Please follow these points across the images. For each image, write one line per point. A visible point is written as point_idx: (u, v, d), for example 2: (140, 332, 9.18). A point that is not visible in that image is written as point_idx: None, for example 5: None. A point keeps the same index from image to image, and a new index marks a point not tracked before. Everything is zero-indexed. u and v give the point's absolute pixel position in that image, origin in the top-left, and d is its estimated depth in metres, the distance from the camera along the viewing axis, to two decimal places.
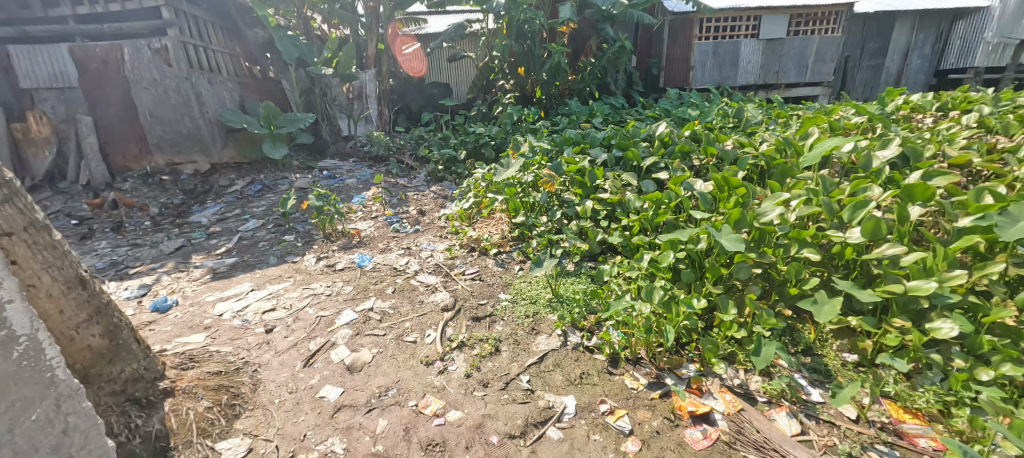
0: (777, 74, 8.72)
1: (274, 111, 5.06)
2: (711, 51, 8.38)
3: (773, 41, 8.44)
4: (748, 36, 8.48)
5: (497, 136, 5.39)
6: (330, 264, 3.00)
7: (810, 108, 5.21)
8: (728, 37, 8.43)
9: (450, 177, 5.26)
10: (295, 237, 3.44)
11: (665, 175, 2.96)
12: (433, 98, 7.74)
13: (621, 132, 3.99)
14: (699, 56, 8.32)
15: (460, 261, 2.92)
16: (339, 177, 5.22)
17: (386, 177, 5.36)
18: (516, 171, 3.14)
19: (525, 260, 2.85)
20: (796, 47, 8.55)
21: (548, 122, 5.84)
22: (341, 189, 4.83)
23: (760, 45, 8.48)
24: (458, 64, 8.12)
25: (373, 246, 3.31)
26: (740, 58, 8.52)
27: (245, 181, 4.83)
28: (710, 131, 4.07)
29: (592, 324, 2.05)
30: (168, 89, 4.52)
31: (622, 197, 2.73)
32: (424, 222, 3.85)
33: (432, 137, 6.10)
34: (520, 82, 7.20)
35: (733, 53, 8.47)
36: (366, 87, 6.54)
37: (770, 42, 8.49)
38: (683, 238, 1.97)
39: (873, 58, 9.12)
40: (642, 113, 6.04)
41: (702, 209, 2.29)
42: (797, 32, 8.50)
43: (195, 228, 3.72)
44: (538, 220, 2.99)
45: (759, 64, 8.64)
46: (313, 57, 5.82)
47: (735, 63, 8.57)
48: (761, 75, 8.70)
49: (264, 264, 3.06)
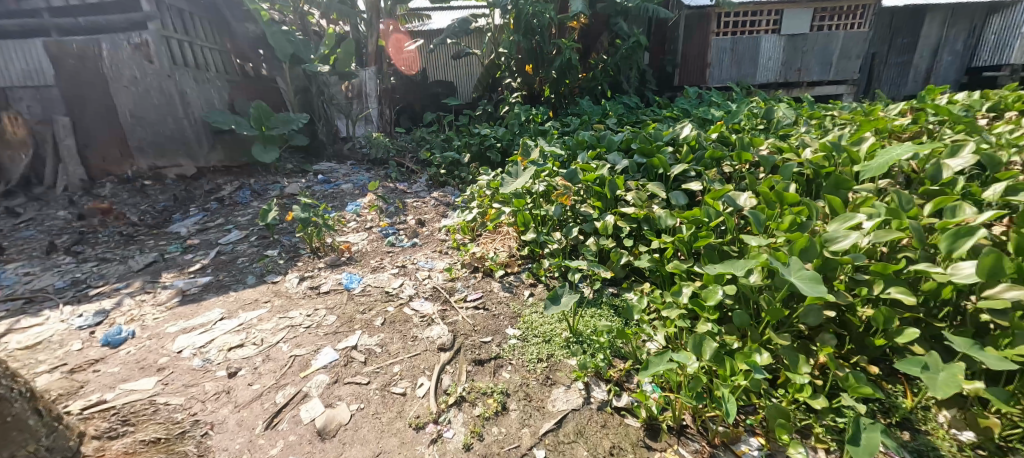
0: (799, 73, 8.29)
1: (266, 111, 4.72)
2: (729, 47, 7.98)
3: (795, 37, 8.00)
4: (768, 32, 8.05)
5: (503, 137, 5.03)
6: (314, 286, 2.64)
7: (843, 108, 4.80)
8: (748, 33, 8.02)
9: (453, 182, 4.91)
10: (279, 252, 3.08)
11: (698, 186, 2.57)
12: (437, 98, 7.38)
13: (641, 134, 3.61)
14: (717, 52, 7.92)
15: (462, 284, 2.55)
16: (335, 182, 4.89)
17: (385, 182, 5.02)
18: (526, 180, 2.72)
19: (536, 283, 2.50)
20: (819, 43, 8.10)
21: (558, 123, 5.46)
22: (336, 195, 4.49)
23: (781, 41, 8.04)
24: (463, 61, 7.73)
25: (365, 263, 2.95)
26: (761, 55, 8.08)
27: (234, 185, 4.51)
28: (740, 134, 3.68)
29: (620, 374, 1.70)
30: (150, 87, 4.15)
31: (649, 213, 2.36)
32: (423, 234, 3.49)
33: (434, 139, 5.73)
34: (528, 80, 6.82)
35: (752, 50, 8.05)
36: (366, 85, 6.26)
37: (792, 38, 8.06)
38: (740, 272, 1.59)
39: (900, 55, 8.68)
40: (659, 113, 5.66)
41: (754, 232, 1.92)
42: (821, 27, 8.06)
43: (171, 241, 3.39)
44: (551, 238, 2.62)
45: (780, 61, 8.20)
46: (308, 53, 5.45)
47: (755, 60, 8.15)
48: (782, 73, 8.26)
49: (240, 285, 2.71)
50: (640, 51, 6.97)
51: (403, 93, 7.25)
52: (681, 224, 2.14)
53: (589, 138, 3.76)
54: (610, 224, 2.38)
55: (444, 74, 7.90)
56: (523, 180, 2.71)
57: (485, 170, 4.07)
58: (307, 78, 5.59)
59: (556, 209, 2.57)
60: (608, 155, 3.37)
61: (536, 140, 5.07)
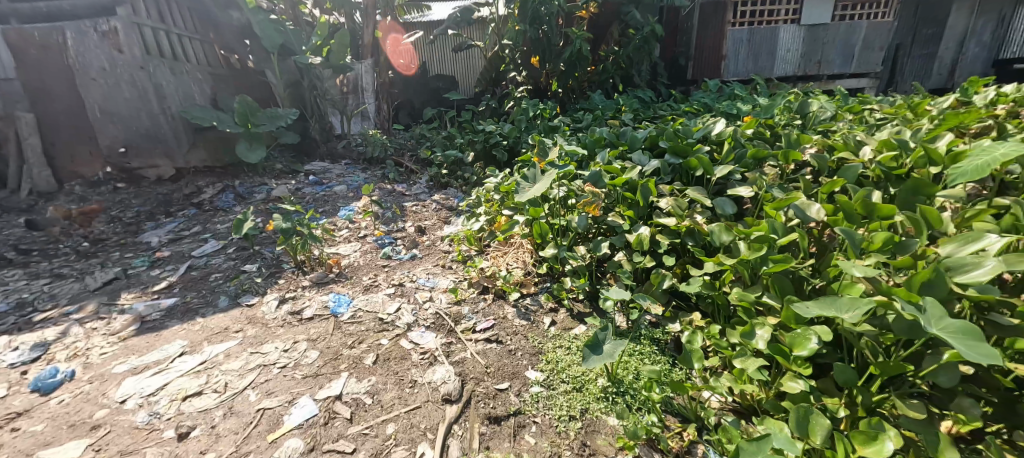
0: (818, 65, 7.92)
1: (252, 106, 4.31)
2: (745, 39, 7.59)
3: (816, 27, 7.61)
4: (787, 22, 7.64)
5: (510, 135, 4.67)
6: (294, 311, 2.24)
7: (882, 101, 4.41)
8: (765, 23, 7.61)
9: (455, 183, 4.54)
10: (258, 267, 2.69)
11: (748, 192, 2.18)
12: (438, 93, 6.97)
13: (669, 131, 3.21)
14: (733, 44, 7.52)
15: (470, 311, 2.16)
16: (327, 183, 4.51)
17: (382, 183, 4.61)
18: (546, 184, 2.17)
19: (558, 308, 2.12)
20: (840, 34, 7.74)
21: (569, 118, 5.05)
22: (328, 198, 4.11)
23: (800, 31, 7.65)
24: (465, 54, 7.30)
25: (356, 280, 2.55)
26: (779, 46, 7.70)
27: (216, 187, 4.13)
28: (778, 131, 3.30)
29: (682, 445, 1.37)
30: (121, 80, 3.76)
31: (693, 225, 1.99)
32: (423, 244, 3.09)
33: (434, 136, 5.32)
34: (533, 73, 6.40)
35: (770, 41, 7.66)
36: (361, 79, 6.02)
37: (813, 29, 7.67)
38: (850, 317, 1.19)
39: (924, 47, 8.28)
40: (676, 108, 5.27)
41: (848, 254, 1.52)
42: (843, 17, 7.68)
43: (139, 253, 2.99)
44: (573, 254, 2.23)
45: (800, 53, 7.82)
46: (298, 44, 5.03)
47: (772, 52, 7.76)
48: (802, 65, 7.89)
49: (209, 309, 2.31)
50: (653, 42, 6.55)
51: (402, 88, 6.84)
52: (740, 242, 1.76)
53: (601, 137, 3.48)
54: (647, 240, 2.01)
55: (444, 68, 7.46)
56: (546, 184, 2.16)
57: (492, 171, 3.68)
58: (298, 71, 5.19)
59: (580, 219, 2.18)
60: (633, 155, 2.99)
61: (547, 137, 4.66)
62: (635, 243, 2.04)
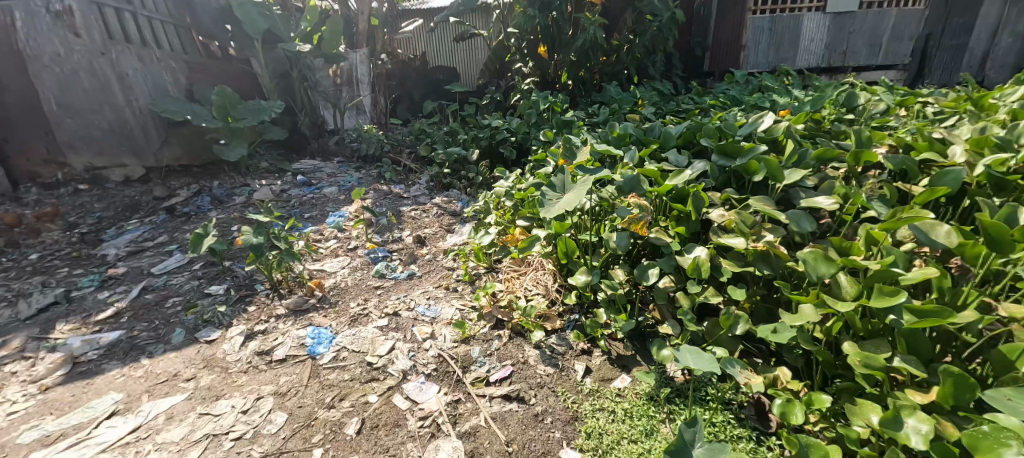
0: (844, 55, 7.50)
1: (231, 98, 3.85)
2: (767, 27, 7.09)
3: (843, 15, 7.16)
4: (811, 10, 7.17)
5: (518, 130, 4.23)
6: (263, 350, 1.81)
7: (932, 94, 3.98)
8: (788, 12, 7.14)
9: (459, 184, 4.10)
10: (225, 290, 2.25)
11: (830, 203, 1.77)
12: (438, 85, 6.49)
13: (708, 127, 2.77)
14: (753, 33, 7.04)
15: (481, 354, 1.73)
16: (317, 184, 4.07)
17: (377, 184, 4.17)
18: (582, 196, 1.65)
19: (591, 350, 1.71)
20: (867, 23, 7.34)
21: (583, 112, 4.59)
22: (317, 201, 3.67)
23: (826, 20, 7.19)
24: (467, 43, 6.80)
25: (341, 306, 2.11)
26: (802, 36, 7.23)
27: (192, 189, 3.69)
28: (830, 130, 2.89)
29: None
30: (79, 68, 3.28)
31: (768, 248, 1.59)
32: (423, 258, 2.65)
33: (434, 130, 4.86)
34: (541, 64, 5.95)
35: (792, 31, 7.20)
36: (356, 70, 5.55)
37: (838, 17, 7.21)
38: None
39: (954, 37, 7.80)
40: (699, 101, 4.83)
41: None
42: (870, 5, 7.29)
43: (90, 269, 2.55)
44: (609, 280, 1.82)
45: (824, 43, 7.37)
46: (287, 31, 4.62)
47: (795, 42, 7.29)
48: (827, 56, 7.45)
49: (159, 346, 1.87)
50: (671, 30, 6.07)
51: (400, 80, 6.36)
52: (843, 277, 1.35)
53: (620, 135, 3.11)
54: (710, 267, 1.61)
55: (445, 58, 6.95)
56: (583, 196, 1.63)
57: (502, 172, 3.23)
58: (287, 61, 4.75)
59: (621, 235, 1.76)
60: (668, 156, 2.57)
61: (560, 133, 4.21)
62: (690, 269, 1.64)
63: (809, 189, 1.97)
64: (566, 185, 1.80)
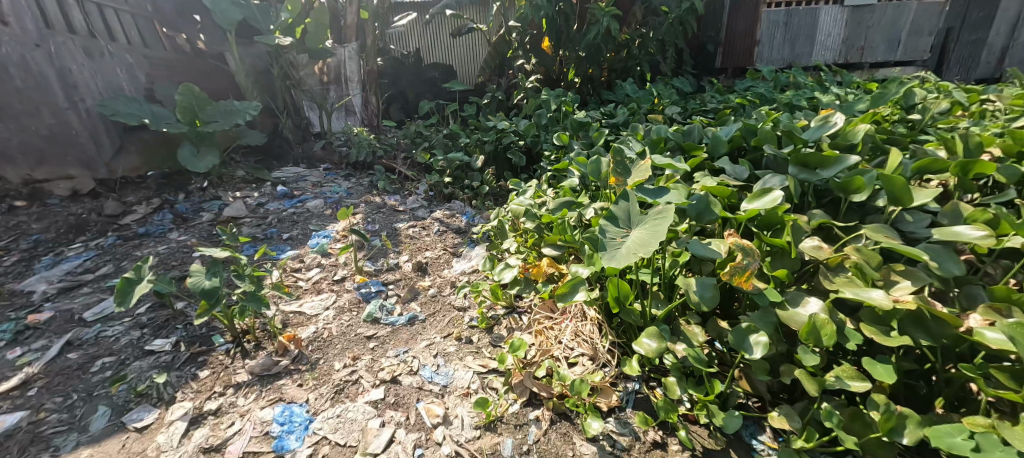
0: (862, 51, 7.11)
1: (197, 98, 3.32)
2: (782, 21, 6.72)
3: (861, 9, 6.79)
4: (829, 3, 6.79)
5: (527, 133, 3.78)
6: (212, 446, 1.33)
7: (990, 91, 3.57)
8: (804, 5, 6.76)
9: (461, 194, 3.62)
10: (174, 345, 1.74)
11: (981, 237, 1.36)
12: (435, 84, 5.97)
13: (765, 131, 2.33)
14: (768, 28, 6.67)
15: (514, 452, 1.27)
16: (300, 195, 3.56)
17: (369, 195, 3.68)
18: (662, 234, 1.15)
19: (666, 443, 1.27)
20: (886, 17, 6.96)
21: (598, 112, 4.12)
22: (300, 216, 3.17)
23: (843, 14, 6.81)
24: (465, 38, 6.27)
25: (324, 368, 1.63)
26: (819, 30, 6.84)
27: (151, 204, 3.15)
28: (903, 134, 2.47)
29: None
30: (8, 62, 2.72)
31: (925, 308, 1.15)
32: (426, 292, 2.16)
33: (432, 133, 4.36)
34: (546, 60, 5.48)
35: (809, 25, 6.81)
36: (343, 67, 5.04)
37: (857, 11, 6.84)
38: None
39: (974, 31, 7.42)
40: (724, 100, 4.40)
41: None
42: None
43: (5, 314, 2.02)
44: (683, 339, 1.39)
45: (841, 38, 6.99)
46: (267, 23, 4.18)
47: (811, 36, 6.90)
48: (844, 52, 7.07)
49: (72, 438, 1.37)
50: (686, 24, 5.62)
51: (393, 78, 5.83)
52: None
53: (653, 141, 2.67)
54: (836, 333, 1.18)
55: (441, 54, 6.36)
56: (665, 235, 1.14)
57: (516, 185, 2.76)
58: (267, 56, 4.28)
59: (707, 279, 1.29)
60: (722, 166, 2.17)
61: (575, 136, 3.74)
62: (805, 333, 1.22)
63: (925, 215, 1.56)
64: (631, 213, 1.31)
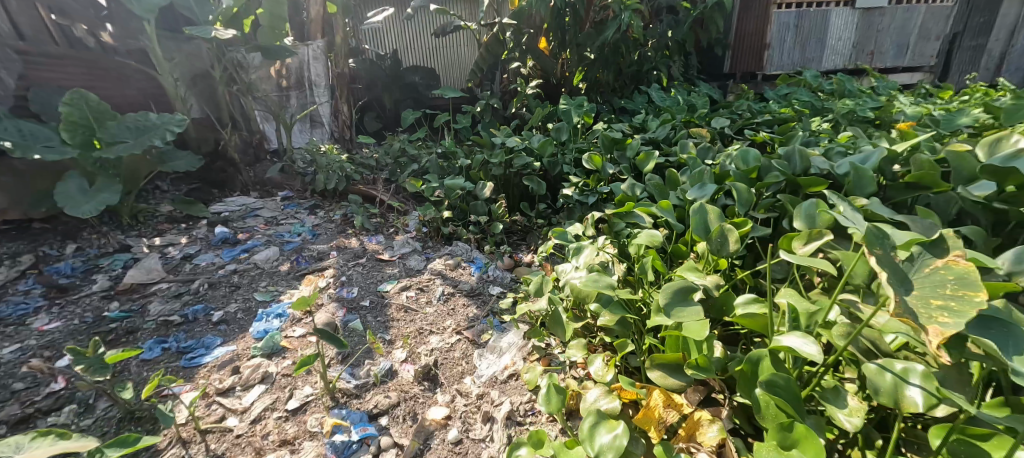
0: (871, 56, 6.05)
1: (101, 111, 2.44)
2: (792, 24, 5.62)
3: (873, 12, 5.72)
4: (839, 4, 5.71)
5: (543, 153, 2.99)
6: None
7: None
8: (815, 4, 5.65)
9: (465, 234, 2.78)
10: None
11: None
12: (416, 89, 5.06)
13: (929, 163, 1.63)
14: (779, 30, 5.57)
15: None
16: (249, 239, 2.66)
17: (343, 236, 2.82)
18: None
19: None
20: (897, 18, 5.88)
21: (627, 125, 3.38)
22: (245, 273, 2.28)
23: (854, 16, 5.76)
24: (449, 38, 5.42)
25: None
26: (830, 34, 5.76)
27: (17, 266, 2.20)
28: None
29: None
30: None
31: None
32: (442, 434, 1.34)
33: (422, 150, 3.50)
34: (547, 62, 4.69)
35: (820, 27, 5.73)
36: (306, 69, 4.20)
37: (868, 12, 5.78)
38: None
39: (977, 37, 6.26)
40: (768, 109, 3.76)
41: None
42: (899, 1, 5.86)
43: None
44: None
45: (851, 42, 5.93)
46: (204, 13, 3.33)
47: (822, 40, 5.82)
48: (854, 57, 5.98)
49: None
50: (706, 23, 4.96)
51: (368, 83, 4.91)
52: None
53: (745, 172, 1.94)
54: None
55: (423, 54, 5.46)
56: None
57: (556, 235, 1.96)
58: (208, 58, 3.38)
59: None
60: (886, 213, 1.47)
61: (607, 157, 2.97)
62: None
63: None
64: None
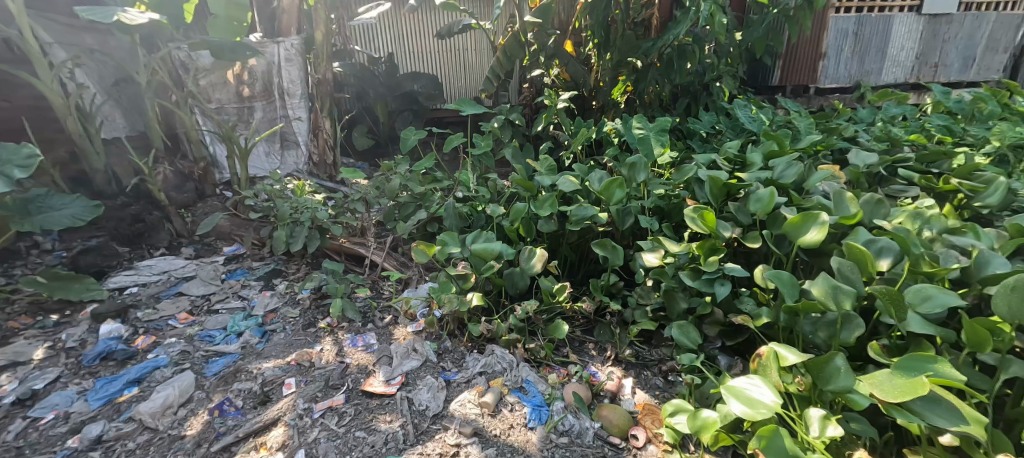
0: (935, 69, 4.51)
1: None
2: (849, 31, 4.12)
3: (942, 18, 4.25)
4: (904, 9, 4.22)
5: (616, 205, 2.00)
6: None
7: None
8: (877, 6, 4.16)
9: (503, 334, 1.75)
10: None
11: None
12: (416, 99, 4.01)
13: None
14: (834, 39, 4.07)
15: None
16: (154, 349, 1.62)
17: (314, 334, 1.79)
18: None
19: None
20: (966, 26, 4.39)
21: (723, 158, 2.38)
22: (120, 443, 1.25)
23: (920, 24, 4.27)
24: (457, 40, 4.38)
25: None
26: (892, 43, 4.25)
27: None
28: None
29: None
30: None
31: None
32: None
33: (430, 188, 2.47)
34: (580, 69, 3.71)
35: (881, 35, 4.23)
36: (276, 73, 3.12)
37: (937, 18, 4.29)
38: None
39: None
40: (898, 134, 2.81)
41: None
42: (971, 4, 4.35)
43: None
44: None
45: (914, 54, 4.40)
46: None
47: (883, 50, 4.29)
48: (917, 72, 4.45)
49: None
50: (777, 24, 3.98)
51: (357, 92, 3.94)
52: None
53: None
54: None
55: (425, 59, 4.41)
56: None
57: (765, 444, 0.98)
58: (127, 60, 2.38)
59: None
60: None
61: (716, 210, 1.99)
62: None
63: None
64: None
